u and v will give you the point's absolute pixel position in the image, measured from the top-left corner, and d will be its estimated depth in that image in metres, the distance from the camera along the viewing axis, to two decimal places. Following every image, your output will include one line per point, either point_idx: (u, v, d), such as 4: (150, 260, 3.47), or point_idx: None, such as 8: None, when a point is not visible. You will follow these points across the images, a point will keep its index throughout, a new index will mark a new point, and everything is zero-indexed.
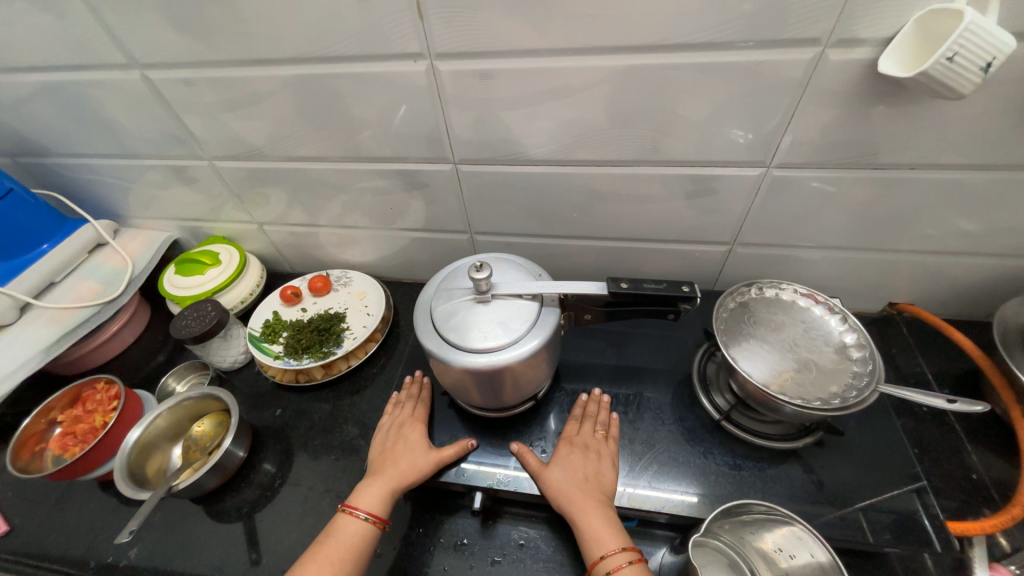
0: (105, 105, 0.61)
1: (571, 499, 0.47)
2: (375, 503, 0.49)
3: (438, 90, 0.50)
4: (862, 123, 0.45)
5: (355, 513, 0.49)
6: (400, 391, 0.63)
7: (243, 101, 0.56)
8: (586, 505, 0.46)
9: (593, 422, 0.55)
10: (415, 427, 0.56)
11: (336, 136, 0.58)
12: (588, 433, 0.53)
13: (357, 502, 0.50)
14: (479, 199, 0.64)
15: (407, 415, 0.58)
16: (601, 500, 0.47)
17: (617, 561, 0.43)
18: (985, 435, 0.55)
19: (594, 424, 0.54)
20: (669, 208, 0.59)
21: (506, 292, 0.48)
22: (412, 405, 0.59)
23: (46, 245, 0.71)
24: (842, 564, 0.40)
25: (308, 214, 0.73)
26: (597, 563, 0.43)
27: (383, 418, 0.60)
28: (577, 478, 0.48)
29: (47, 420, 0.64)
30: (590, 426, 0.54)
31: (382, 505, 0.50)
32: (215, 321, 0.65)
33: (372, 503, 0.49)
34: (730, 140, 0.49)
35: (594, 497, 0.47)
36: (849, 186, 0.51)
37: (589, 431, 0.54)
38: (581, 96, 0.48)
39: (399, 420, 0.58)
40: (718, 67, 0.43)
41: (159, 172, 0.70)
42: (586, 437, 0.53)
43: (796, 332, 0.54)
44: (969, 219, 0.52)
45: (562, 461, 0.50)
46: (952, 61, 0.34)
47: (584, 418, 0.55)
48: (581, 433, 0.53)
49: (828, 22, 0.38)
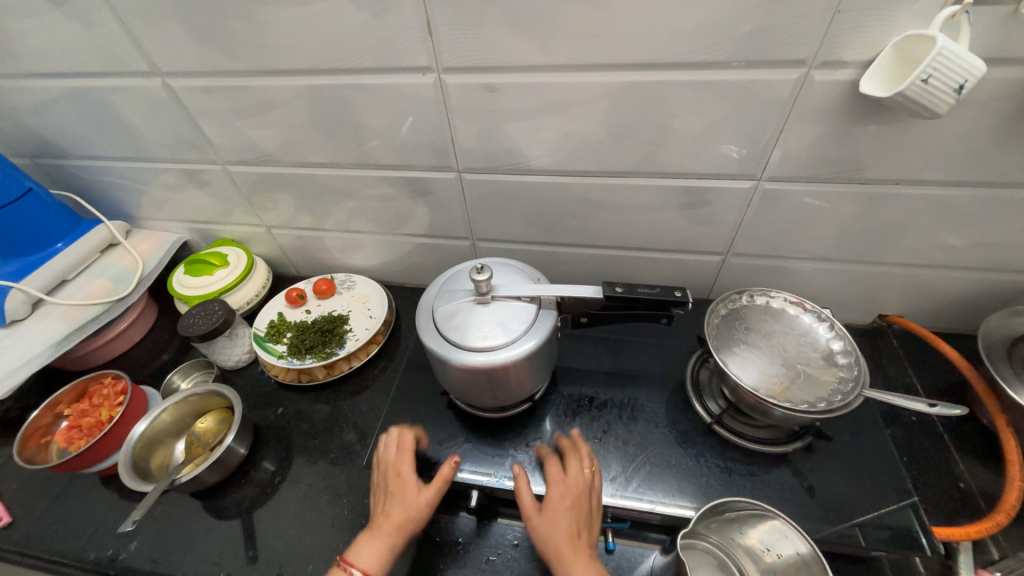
0: (126, 110, 0.63)
1: (562, 557, 0.44)
2: (372, 562, 0.46)
3: (444, 102, 0.53)
4: (847, 141, 0.47)
5: (350, 571, 0.46)
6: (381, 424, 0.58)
7: (259, 108, 0.59)
8: (577, 564, 0.44)
9: (578, 461, 0.51)
10: (403, 470, 0.52)
11: (346, 143, 0.61)
12: (577, 474, 0.49)
13: (354, 559, 0.47)
14: (482, 207, 0.66)
15: (395, 456, 0.54)
16: (590, 556, 0.45)
17: None
18: (972, 445, 0.56)
19: (580, 463, 0.50)
20: (665, 218, 0.61)
21: (505, 293, 0.49)
22: (395, 444, 0.55)
23: (60, 244, 0.73)
24: (823, 556, 0.41)
25: (315, 218, 0.75)
26: None
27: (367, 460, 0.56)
28: (569, 534, 0.45)
29: (55, 414, 0.65)
30: (576, 465, 0.50)
31: (379, 563, 0.47)
32: (222, 320, 0.67)
33: (370, 562, 0.47)
34: (724, 154, 0.51)
35: (585, 554, 0.44)
36: (838, 199, 0.53)
37: (576, 471, 0.50)
38: (581, 110, 0.50)
39: (389, 465, 0.53)
40: (710, 84, 0.45)
41: (173, 175, 0.73)
42: (574, 481, 0.49)
43: (786, 339, 0.56)
44: (952, 233, 0.54)
45: (554, 512, 0.46)
46: (926, 83, 0.37)
47: (568, 457, 0.51)
48: (570, 476, 0.49)
49: (811, 44, 0.41)
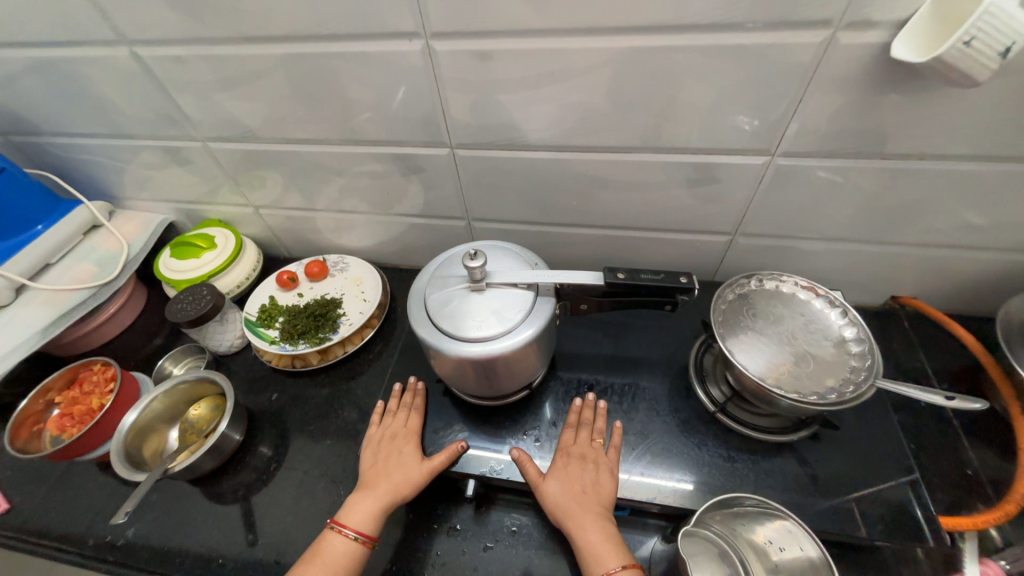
0: (96, 83, 0.59)
1: (569, 513, 0.46)
2: (365, 521, 0.47)
3: (434, 71, 0.49)
4: (870, 112, 0.43)
5: (344, 531, 0.47)
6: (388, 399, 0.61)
7: (237, 80, 0.54)
8: (585, 520, 0.45)
9: (590, 430, 0.53)
10: (405, 437, 0.54)
11: (332, 118, 0.57)
12: (586, 442, 0.52)
13: (347, 519, 0.48)
14: (477, 184, 0.63)
15: (400, 426, 0.56)
16: (599, 513, 0.46)
17: None
18: (982, 431, 0.55)
19: (591, 432, 0.53)
20: (670, 196, 0.57)
21: (501, 280, 0.47)
22: (405, 415, 0.57)
23: (41, 226, 0.71)
24: (833, 562, 0.40)
25: (304, 198, 0.72)
26: None
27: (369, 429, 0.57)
28: (576, 492, 0.47)
29: (45, 401, 0.64)
30: (588, 434, 0.52)
31: (372, 523, 0.48)
32: (210, 306, 0.65)
33: (362, 521, 0.48)
34: (735, 127, 0.48)
35: (591, 510, 0.46)
36: (856, 176, 0.50)
37: (586, 440, 0.52)
38: (582, 79, 0.46)
39: (391, 431, 0.55)
40: (724, 49, 0.41)
41: (152, 153, 0.69)
42: (583, 447, 0.51)
43: (795, 325, 0.53)
44: (976, 212, 0.51)
45: (561, 473, 0.49)
46: (969, 45, 0.33)
47: (581, 425, 0.54)
48: (578, 442, 0.52)
49: (839, 3, 0.36)
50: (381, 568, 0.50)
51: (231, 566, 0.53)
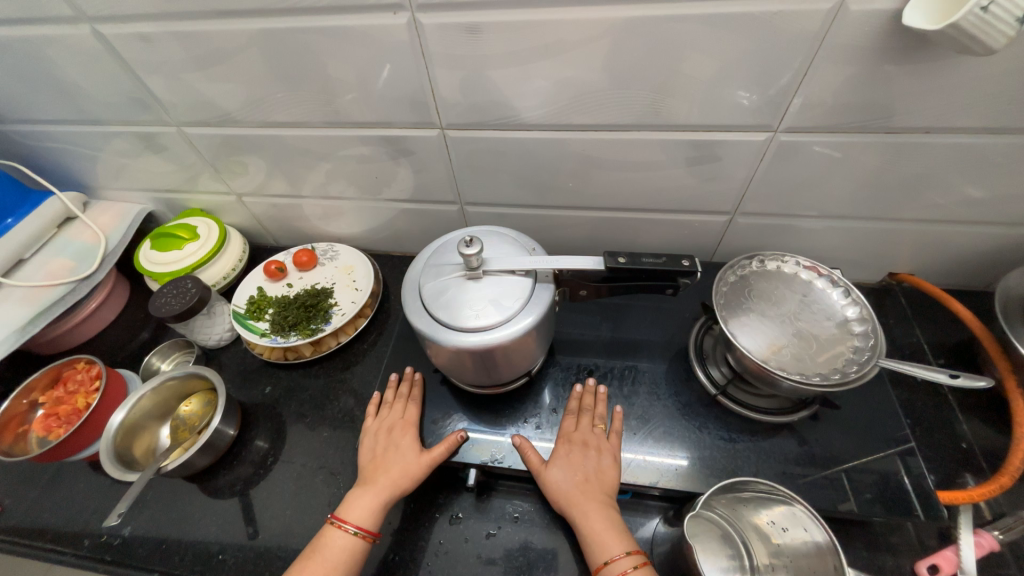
0: (57, 64, 0.55)
1: (572, 501, 0.46)
2: (365, 516, 0.47)
3: (421, 46, 0.46)
4: (878, 84, 0.42)
5: (344, 526, 0.46)
6: (385, 391, 0.60)
7: (210, 59, 0.51)
8: (588, 507, 0.45)
9: (592, 416, 0.52)
10: (405, 430, 0.53)
11: (314, 99, 0.54)
12: (588, 428, 0.51)
13: (347, 514, 0.47)
14: (469, 166, 0.60)
15: (398, 417, 0.55)
16: (603, 501, 0.46)
17: (622, 566, 0.41)
18: (976, 406, 0.56)
19: (593, 418, 0.52)
20: (669, 175, 0.56)
21: (498, 267, 0.45)
22: (402, 406, 0.56)
23: (10, 219, 0.67)
24: (839, 546, 0.40)
25: (289, 184, 0.69)
26: (601, 568, 0.42)
27: (367, 421, 0.56)
28: (578, 480, 0.47)
29: (29, 401, 0.62)
30: (589, 421, 0.52)
31: (372, 517, 0.47)
32: (196, 298, 0.63)
33: (363, 516, 0.47)
34: (734, 102, 0.46)
35: (595, 498, 0.46)
36: (860, 152, 0.49)
37: (588, 426, 0.51)
38: (578, 53, 0.44)
39: (389, 423, 0.55)
40: (727, 19, 0.39)
41: (125, 139, 0.65)
42: (585, 433, 0.51)
43: (797, 305, 0.53)
44: (977, 187, 0.50)
45: (563, 461, 0.48)
46: (986, 11, 0.31)
47: (582, 412, 0.53)
48: (580, 429, 0.51)
49: None
50: (383, 559, 0.50)
51: (232, 560, 0.52)
